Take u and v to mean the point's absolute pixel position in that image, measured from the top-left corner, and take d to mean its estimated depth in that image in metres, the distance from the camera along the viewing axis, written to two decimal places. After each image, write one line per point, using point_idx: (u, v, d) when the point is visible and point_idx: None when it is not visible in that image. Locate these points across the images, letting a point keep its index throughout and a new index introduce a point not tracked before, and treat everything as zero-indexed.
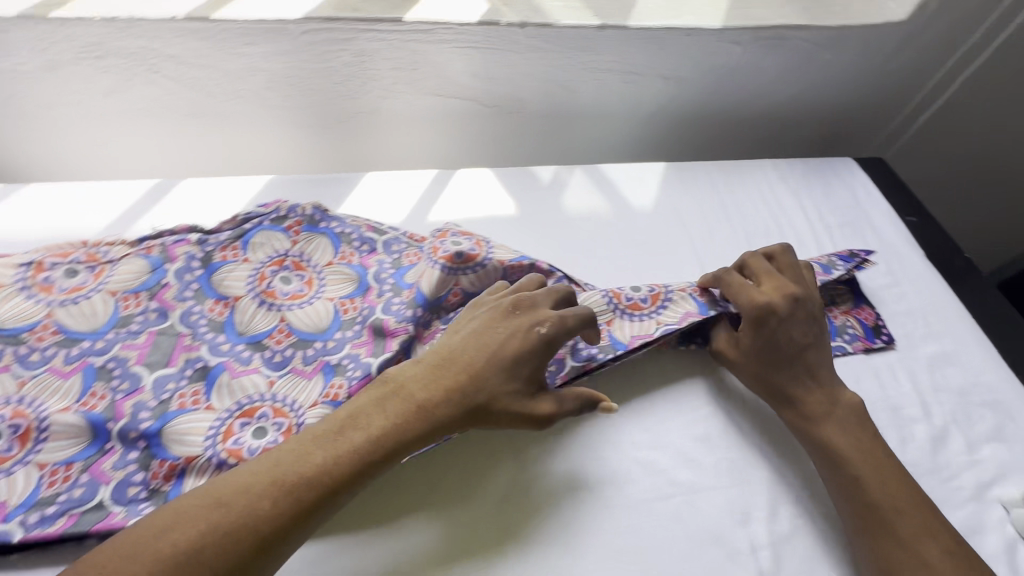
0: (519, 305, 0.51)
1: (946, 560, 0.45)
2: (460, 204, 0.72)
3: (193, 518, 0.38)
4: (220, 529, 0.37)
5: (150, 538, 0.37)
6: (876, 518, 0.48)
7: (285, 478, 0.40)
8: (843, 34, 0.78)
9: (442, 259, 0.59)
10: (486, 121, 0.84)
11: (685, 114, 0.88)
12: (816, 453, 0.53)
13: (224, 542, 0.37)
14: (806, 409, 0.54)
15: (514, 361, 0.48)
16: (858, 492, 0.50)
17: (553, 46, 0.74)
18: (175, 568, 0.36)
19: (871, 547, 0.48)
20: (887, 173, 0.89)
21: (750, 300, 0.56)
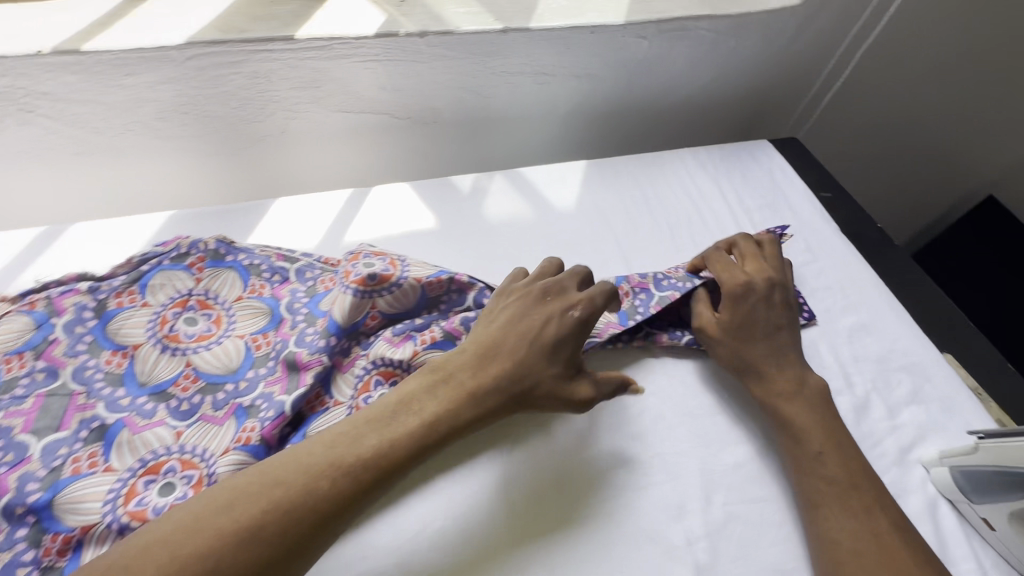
0: (551, 290, 0.52)
1: (867, 537, 0.47)
2: (377, 222, 0.70)
3: (252, 499, 0.37)
4: (279, 509, 0.36)
5: (206, 519, 0.36)
6: (832, 492, 0.50)
7: (342, 462, 0.39)
8: (744, 21, 0.80)
9: (353, 284, 0.57)
10: (402, 133, 0.82)
11: (603, 110, 0.89)
12: (783, 432, 0.55)
13: (282, 521, 0.36)
14: (777, 389, 0.56)
15: (557, 341, 0.48)
16: (818, 468, 0.51)
17: (458, 53, 0.72)
18: (233, 547, 0.35)
19: (823, 520, 0.49)
20: (801, 152, 0.92)
21: (737, 280, 0.61)
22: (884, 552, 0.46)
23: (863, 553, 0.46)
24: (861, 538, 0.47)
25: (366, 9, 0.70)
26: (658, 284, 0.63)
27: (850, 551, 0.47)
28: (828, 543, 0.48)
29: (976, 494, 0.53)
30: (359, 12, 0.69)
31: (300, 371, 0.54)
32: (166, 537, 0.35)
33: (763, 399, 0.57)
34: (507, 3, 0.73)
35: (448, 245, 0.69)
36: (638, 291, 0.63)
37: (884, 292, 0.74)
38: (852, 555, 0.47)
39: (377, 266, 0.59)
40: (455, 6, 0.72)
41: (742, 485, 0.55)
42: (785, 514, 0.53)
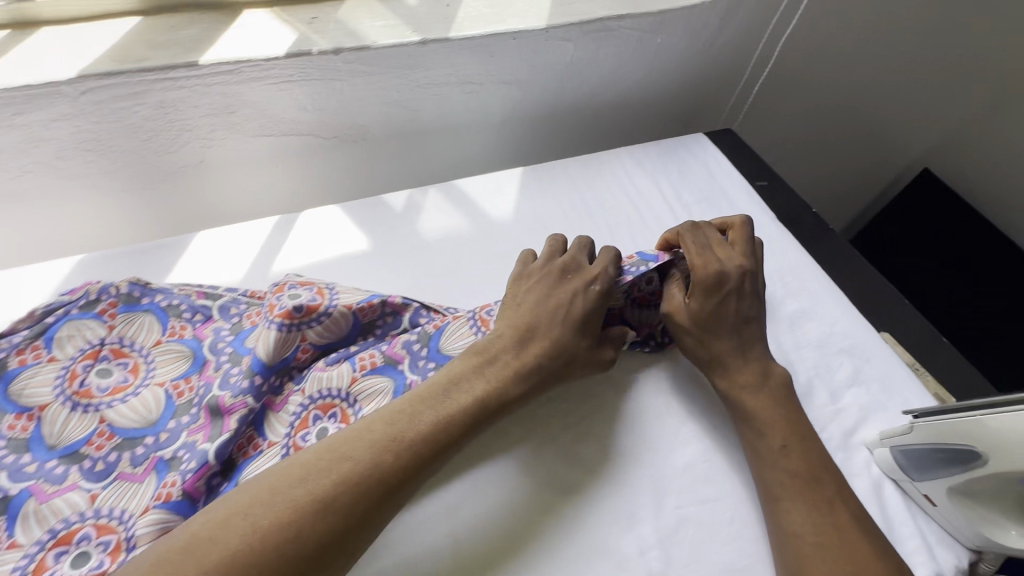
0: (569, 268, 0.58)
1: (826, 527, 0.47)
2: (307, 249, 0.67)
3: (324, 473, 0.40)
4: (353, 479, 0.40)
5: (286, 489, 0.39)
6: (794, 484, 0.50)
7: (407, 437, 0.43)
8: (666, 18, 0.80)
9: (279, 317, 0.54)
10: (332, 153, 0.79)
11: (537, 115, 0.88)
12: (745, 425, 0.54)
13: (358, 489, 0.40)
14: (738, 380, 0.56)
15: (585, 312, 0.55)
16: (781, 460, 0.51)
17: (378, 68, 0.70)
18: (316, 512, 0.38)
19: (786, 513, 0.49)
20: (736, 142, 0.93)
21: (710, 270, 0.58)
22: (843, 541, 0.46)
23: (826, 545, 0.46)
24: (824, 529, 0.47)
25: (275, 29, 0.67)
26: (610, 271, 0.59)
27: (815, 544, 0.46)
28: (792, 537, 0.47)
29: (915, 471, 0.54)
30: (268, 33, 0.66)
31: (223, 416, 0.51)
32: (247, 512, 0.37)
33: (729, 390, 0.56)
34: (425, 13, 0.72)
35: (382, 266, 0.67)
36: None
37: (822, 275, 0.75)
38: (815, 547, 0.46)
39: (303, 296, 0.56)
40: (370, 20, 0.70)
41: (692, 487, 0.55)
42: (735, 511, 0.53)
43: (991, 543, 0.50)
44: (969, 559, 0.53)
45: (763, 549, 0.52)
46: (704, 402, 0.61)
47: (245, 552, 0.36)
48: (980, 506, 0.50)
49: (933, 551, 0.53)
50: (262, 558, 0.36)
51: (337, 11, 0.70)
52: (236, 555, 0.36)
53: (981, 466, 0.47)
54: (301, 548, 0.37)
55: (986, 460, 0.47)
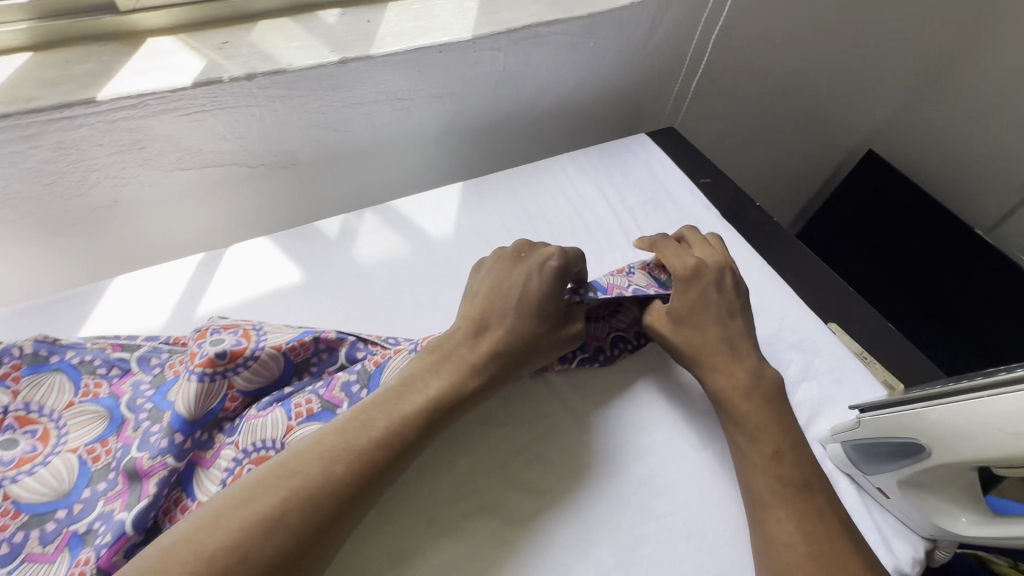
0: (523, 252, 0.58)
1: (811, 536, 0.45)
2: (236, 286, 0.64)
3: (270, 492, 0.38)
4: (300, 495, 0.38)
5: (230, 511, 0.37)
6: (787, 493, 0.48)
7: (358, 444, 0.42)
8: (596, 21, 0.79)
9: (200, 366, 0.50)
10: (261, 182, 0.76)
11: (475, 127, 0.86)
12: (738, 431, 0.52)
13: (306, 505, 0.38)
14: (733, 385, 0.54)
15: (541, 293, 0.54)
16: (775, 468, 0.49)
17: (298, 91, 0.67)
18: (260, 533, 0.36)
19: (778, 521, 0.47)
20: (678, 141, 0.92)
21: (684, 265, 0.61)
22: (831, 550, 0.45)
23: (816, 555, 0.44)
24: (815, 538, 0.45)
25: (182, 57, 0.63)
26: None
27: (805, 553, 0.45)
28: (784, 547, 0.45)
29: (867, 465, 0.53)
30: (173, 61, 0.62)
31: (141, 479, 0.46)
32: (187, 542, 0.35)
33: (719, 392, 0.54)
34: (344, 31, 0.69)
35: (317, 299, 0.64)
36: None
37: (768, 270, 0.75)
38: (805, 558, 0.44)
39: (227, 341, 0.53)
40: (284, 42, 0.67)
41: (648, 503, 0.53)
42: (693, 523, 0.52)
43: (944, 532, 0.50)
44: (926, 548, 0.53)
45: (722, 561, 0.51)
46: (656, 412, 0.59)
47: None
48: (931, 496, 0.50)
49: (890, 544, 0.53)
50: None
51: (249, 34, 0.67)
52: None
53: (925, 458, 0.47)
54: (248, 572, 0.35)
55: (930, 452, 0.46)
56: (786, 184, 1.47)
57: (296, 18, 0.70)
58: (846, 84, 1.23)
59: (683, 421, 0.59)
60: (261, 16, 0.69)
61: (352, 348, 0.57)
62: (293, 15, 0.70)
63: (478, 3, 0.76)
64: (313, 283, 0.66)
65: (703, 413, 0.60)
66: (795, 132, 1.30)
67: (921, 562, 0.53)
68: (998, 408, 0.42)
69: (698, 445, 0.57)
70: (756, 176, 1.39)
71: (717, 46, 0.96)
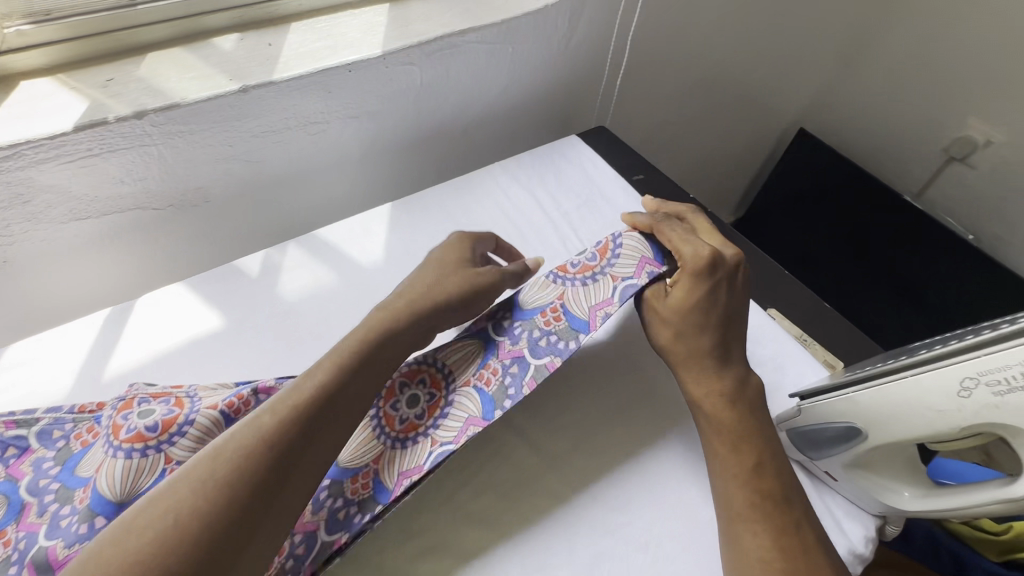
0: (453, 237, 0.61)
1: (783, 550, 0.45)
2: (150, 338, 0.60)
3: (201, 460, 0.36)
4: (233, 453, 0.37)
5: (166, 491, 0.35)
6: (765, 506, 0.47)
7: (289, 397, 0.40)
8: (511, 27, 0.77)
9: (129, 443, 0.45)
10: (174, 224, 0.71)
11: (401, 144, 0.83)
12: (719, 439, 0.51)
13: (242, 460, 0.36)
14: (715, 390, 0.52)
15: (448, 255, 0.57)
16: (753, 480, 0.48)
17: (198, 125, 0.63)
18: (202, 495, 0.34)
19: (755, 535, 0.45)
20: (609, 139, 0.92)
21: (701, 254, 0.54)
22: (802, 562, 0.44)
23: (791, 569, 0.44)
24: (790, 552, 0.44)
25: (60, 99, 0.58)
26: (533, 348, 0.54)
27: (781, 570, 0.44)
28: (759, 562, 0.44)
29: (811, 451, 0.53)
30: (51, 105, 0.57)
31: (53, 572, 0.42)
32: (118, 525, 0.33)
33: (703, 398, 0.52)
34: (243, 58, 0.65)
35: (240, 344, 0.60)
36: (511, 362, 0.53)
37: None
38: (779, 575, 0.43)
39: (157, 412, 0.47)
40: (177, 74, 0.62)
41: (603, 518, 0.51)
42: (649, 533, 0.51)
43: (890, 508, 0.51)
44: (876, 525, 0.53)
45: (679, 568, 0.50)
46: (604, 421, 0.58)
47: (124, 561, 0.32)
48: (873, 474, 0.51)
49: (842, 525, 0.52)
50: (145, 564, 0.32)
51: (138, 68, 0.62)
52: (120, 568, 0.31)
53: (862, 441, 0.48)
54: (194, 534, 0.33)
55: (864, 435, 0.47)
56: (726, 169, 1.50)
57: (189, 48, 0.66)
58: (769, 68, 1.26)
59: (633, 428, 0.58)
60: (151, 48, 0.65)
61: None
62: (186, 45, 0.66)
63: (387, 17, 0.74)
64: (235, 327, 0.62)
65: (652, 417, 0.59)
66: (728, 119, 1.33)
67: (873, 539, 0.53)
68: (926, 385, 0.43)
69: (649, 451, 0.56)
70: (696, 165, 1.41)
71: (638, 42, 0.97)
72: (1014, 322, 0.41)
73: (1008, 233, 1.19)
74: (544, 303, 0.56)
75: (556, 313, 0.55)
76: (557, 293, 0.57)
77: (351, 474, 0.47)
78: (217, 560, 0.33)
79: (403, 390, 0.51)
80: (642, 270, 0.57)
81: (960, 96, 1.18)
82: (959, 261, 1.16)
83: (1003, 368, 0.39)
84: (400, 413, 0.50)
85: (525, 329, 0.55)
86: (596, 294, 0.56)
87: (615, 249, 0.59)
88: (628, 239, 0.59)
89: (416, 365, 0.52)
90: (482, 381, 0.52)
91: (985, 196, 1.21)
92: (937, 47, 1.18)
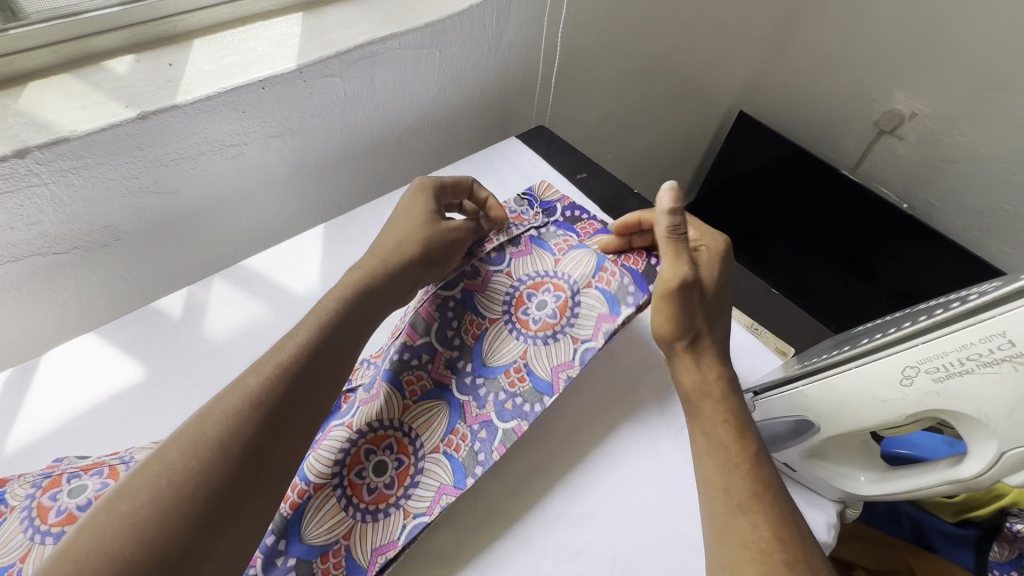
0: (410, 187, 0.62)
1: (778, 542, 0.41)
2: (62, 396, 0.55)
3: (189, 427, 0.38)
4: (227, 416, 0.39)
5: (164, 456, 0.36)
6: (766, 495, 0.44)
7: (272, 359, 0.43)
8: (436, 29, 0.74)
9: (58, 526, 0.44)
10: (84, 268, 0.65)
11: (333, 158, 0.78)
12: (725, 427, 0.47)
13: (233, 421, 0.39)
14: (717, 373, 0.50)
15: (423, 216, 0.57)
16: (753, 469, 0.45)
17: (92, 158, 0.57)
18: (202, 455, 0.37)
19: (754, 527, 0.42)
20: (550, 140, 0.90)
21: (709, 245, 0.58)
22: (804, 556, 0.41)
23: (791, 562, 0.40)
24: (787, 542, 0.41)
25: None
26: (499, 411, 0.53)
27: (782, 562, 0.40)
28: (759, 555, 0.41)
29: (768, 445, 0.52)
30: None
31: None
32: (117, 487, 0.35)
33: (713, 381, 0.50)
34: (141, 82, 0.60)
35: (165, 395, 0.56)
36: (480, 427, 0.53)
37: None
38: (781, 567, 0.40)
39: (89, 487, 0.46)
40: (64, 104, 0.56)
41: (565, 538, 0.49)
42: (615, 549, 0.49)
43: (849, 494, 0.50)
44: (836, 510, 0.53)
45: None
46: (562, 434, 0.56)
47: (127, 519, 0.33)
48: (829, 462, 0.51)
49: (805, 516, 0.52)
50: (147, 520, 0.33)
51: (17, 100, 0.56)
52: (131, 516, 0.33)
53: (814, 433, 0.48)
54: (193, 492, 0.35)
55: (817, 427, 0.48)
56: (671, 158, 1.51)
57: (78, 74, 0.59)
58: (704, 54, 1.27)
59: (593, 441, 0.56)
60: (34, 77, 0.58)
61: None
62: (74, 71, 0.60)
63: (302, 28, 0.69)
64: (159, 376, 0.57)
65: (611, 425, 0.57)
66: (669, 107, 1.34)
67: (836, 524, 0.52)
68: (870, 375, 0.43)
69: (612, 461, 0.55)
70: (641, 155, 1.42)
71: (570, 38, 0.95)
72: (948, 307, 0.42)
73: (939, 201, 1.24)
74: (508, 361, 0.56)
75: (520, 373, 0.55)
76: (519, 351, 0.57)
77: (319, 553, 0.46)
78: (214, 519, 0.35)
79: (370, 457, 0.50)
80: (599, 330, 0.56)
81: (885, 72, 1.23)
82: (897, 228, 1.19)
83: (941, 355, 0.40)
84: (369, 482, 0.49)
85: (491, 391, 0.55)
86: (558, 353, 0.56)
87: (574, 309, 0.58)
88: (588, 298, 0.58)
89: (383, 430, 0.51)
90: (451, 447, 0.52)
91: (915, 167, 1.25)
92: (860, 25, 1.22)
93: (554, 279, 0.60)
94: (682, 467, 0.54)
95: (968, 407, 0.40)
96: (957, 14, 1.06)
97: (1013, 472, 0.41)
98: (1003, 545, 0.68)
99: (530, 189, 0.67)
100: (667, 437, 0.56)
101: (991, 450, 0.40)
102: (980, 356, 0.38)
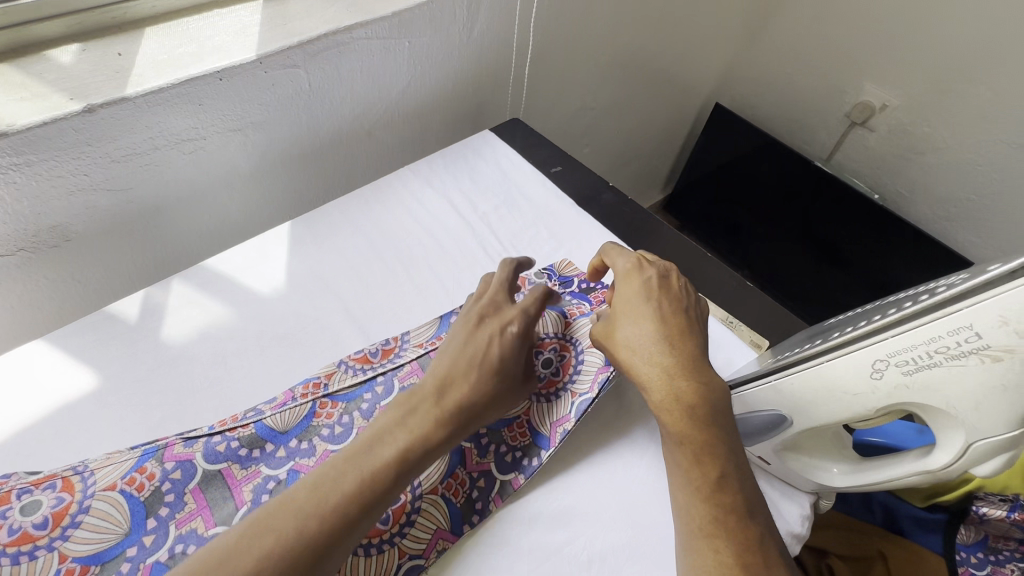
0: (487, 311, 0.51)
1: (741, 554, 0.41)
2: (9, 408, 0.51)
3: (241, 553, 0.35)
4: (276, 551, 0.36)
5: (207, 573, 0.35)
6: (729, 522, 0.43)
7: (336, 490, 0.39)
8: (402, 19, 0.71)
9: (14, 546, 0.42)
10: (33, 270, 0.61)
11: (299, 154, 0.76)
12: (680, 450, 0.46)
13: (282, 557, 0.36)
14: (676, 395, 0.47)
15: (507, 359, 0.48)
16: (716, 493, 0.44)
17: (37, 153, 0.53)
18: None
19: (716, 553, 0.41)
20: (523, 132, 0.89)
21: (627, 260, 0.55)
22: (762, 560, 0.42)
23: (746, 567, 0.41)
24: (754, 569, 0.41)
25: None
26: (499, 463, 0.52)
27: None
28: None
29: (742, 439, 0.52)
30: None
31: None
32: None
33: (668, 403, 0.47)
34: (88, 73, 0.56)
35: (121, 405, 0.53)
36: (479, 476, 0.51)
37: None
38: None
39: (43, 504, 0.44)
40: (2, 96, 0.53)
41: (542, 539, 0.49)
42: (592, 548, 0.48)
43: (822, 486, 0.51)
44: (810, 502, 0.53)
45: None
46: None
47: None
48: (802, 454, 0.51)
49: (780, 508, 0.52)
50: None
51: None
52: None
53: (788, 427, 0.48)
54: None
55: (790, 422, 0.48)
56: (648, 151, 1.51)
57: (18, 64, 0.56)
58: (680, 46, 1.27)
59: (570, 439, 0.55)
60: None
61: (209, 446, 0.49)
62: (14, 61, 0.56)
63: (262, 16, 0.66)
64: (116, 384, 0.54)
65: (587, 422, 0.56)
66: (646, 100, 1.33)
67: (809, 516, 0.53)
68: (841, 369, 0.43)
69: (587, 458, 0.54)
70: (619, 148, 1.41)
71: (542, 29, 0.93)
72: (918, 299, 0.42)
73: (907, 192, 1.26)
74: (512, 416, 0.53)
75: (522, 429, 0.53)
76: (524, 408, 0.54)
77: None
78: None
79: None
80: (596, 380, 0.55)
81: (856, 64, 1.24)
82: (870, 219, 1.21)
83: (910, 349, 0.40)
84: None
85: (493, 442, 0.52)
86: (560, 405, 0.54)
87: (576, 366, 0.56)
88: (589, 352, 0.57)
89: None
90: (450, 491, 0.49)
91: (884, 158, 1.27)
92: (831, 17, 1.23)
93: (561, 341, 0.57)
94: (659, 462, 0.53)
95: (937, 399, 0.40)
96: (925, 5, 1.08)
97: (980, 462, 0.41)
98: (969, 529, 0.69)
99: (551, 265, 0.67)
100: (643, 433, 0.56)
101: (959, 440, 0.41)
102: (949, 348, 0.38)
